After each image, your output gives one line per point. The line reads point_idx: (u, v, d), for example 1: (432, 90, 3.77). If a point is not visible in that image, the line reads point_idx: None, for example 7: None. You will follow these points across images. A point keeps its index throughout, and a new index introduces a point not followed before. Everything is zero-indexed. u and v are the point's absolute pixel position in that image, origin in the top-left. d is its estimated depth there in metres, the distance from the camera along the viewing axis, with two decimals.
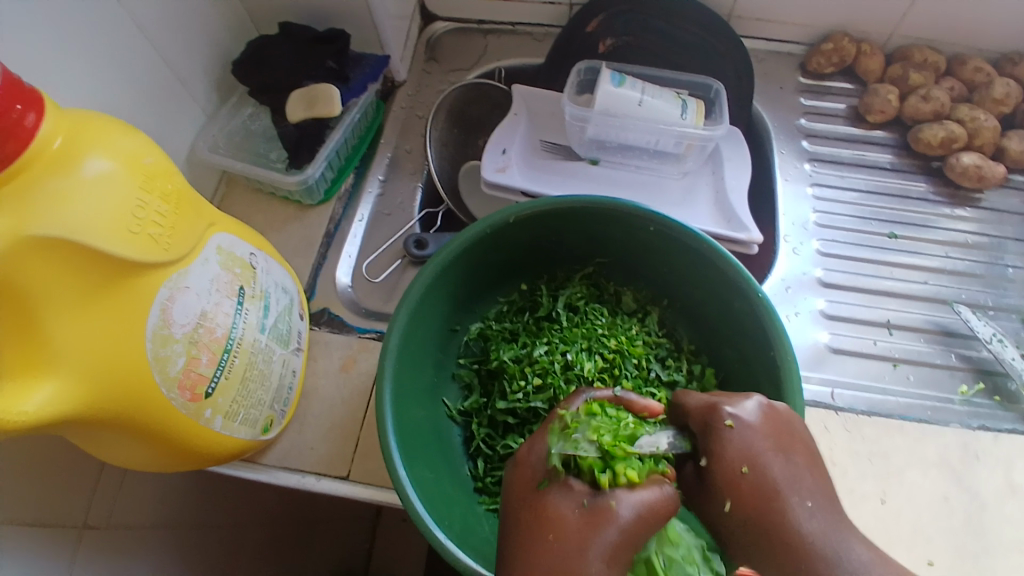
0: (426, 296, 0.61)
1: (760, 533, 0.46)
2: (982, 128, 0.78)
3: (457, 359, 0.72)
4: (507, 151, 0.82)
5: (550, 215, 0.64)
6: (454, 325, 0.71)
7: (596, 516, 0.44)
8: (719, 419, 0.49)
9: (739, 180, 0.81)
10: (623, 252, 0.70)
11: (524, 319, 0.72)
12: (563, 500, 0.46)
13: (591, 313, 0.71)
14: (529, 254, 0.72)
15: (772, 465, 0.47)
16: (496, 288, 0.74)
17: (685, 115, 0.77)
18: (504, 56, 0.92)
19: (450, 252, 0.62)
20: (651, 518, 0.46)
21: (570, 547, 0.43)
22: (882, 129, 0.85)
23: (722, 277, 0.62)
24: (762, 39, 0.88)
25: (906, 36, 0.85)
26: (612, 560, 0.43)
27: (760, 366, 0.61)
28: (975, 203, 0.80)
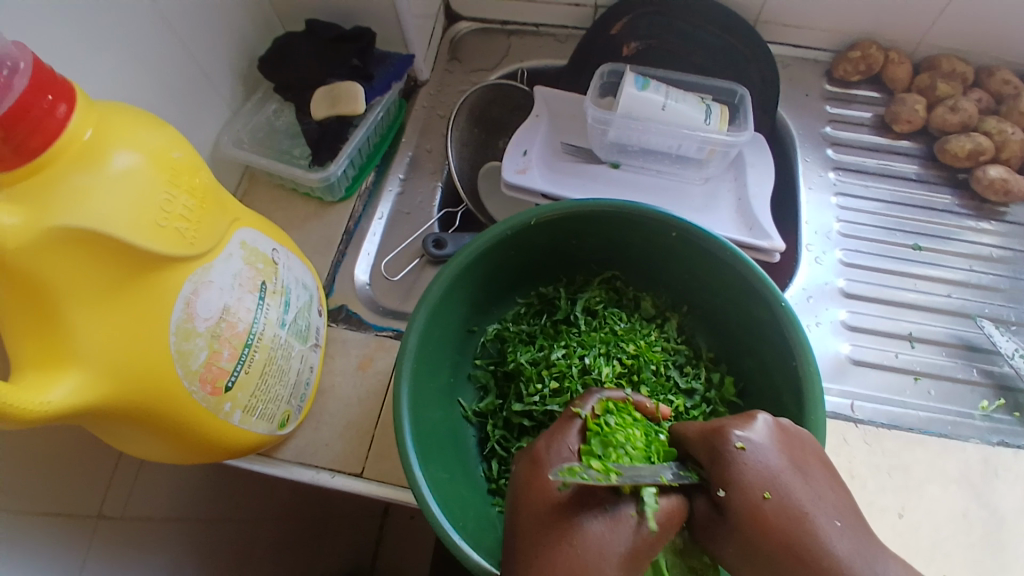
0: (445, 297, 0.61)
1: (792, 557, 0.42)
2: (1008, 141, 0.76)
3: (474, 360, 0.72)
4: (527, 153, 0.81)
5: (572, 218, 0.64)
6: (471, 326, 0.70)
7: (615, 521, 0.44)
8: (727, 443, 0.46)
9: (762, 187, 0.80)
10: (643, 257, 0.70)
11: (542, 322, 0.72)
12: (584, 505, 0.45)
13: (609, 317, 0.71)
14: (548, 257, 0.72)
15: (793, 486, 0.44)
16: (514, 290, 0.74)
17: (709, 119, 0.77)
18: (526, 57, 0.92)
19: (471, 252, 0.62)
20: (668, 524, 0.46)
21: (593, 553, 0.42)
22: (908, 139, 0.83)
23: (744, 284, 0.62)
24: (788, 45, 0.88)
25: (934, 45, 0.83)
26: (628, 565, 0.43)
27: (780, 376, 0.61)
28: (1002, 217, 0.79)
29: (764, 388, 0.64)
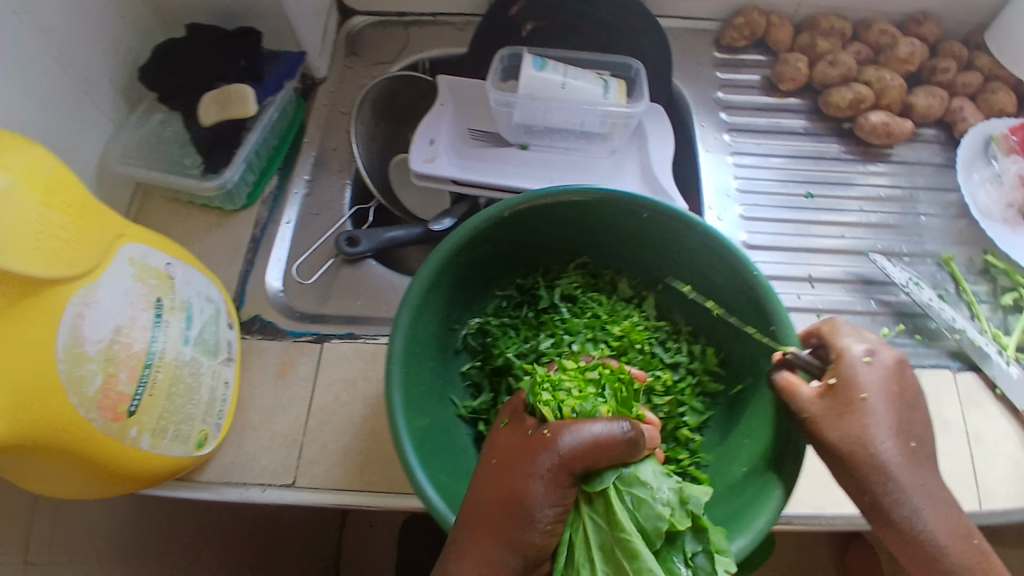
0: (426, 301, 0.61)
1: (852, 442, 0.52)
2: (888, 87, 0.81)
3: (460, 358, 0.71)
4: (435, 141, 0.80)
5: (543, 209, 0.65)
6: (454, 324, 0.69)
7: (532, 442, 0.50)
8: (859, 355, 0.56)
9: (662, 154, 0.82)
10: (613, 242, 0.70)
11: (524, 313, 0.72)
12: (514, 432, 0.52)
13: (589, 303, 0.71)
14: (526, 250, 0.71)
15: (887, 404, 0.54)
16: (493, 283, 0.73)
17: (607, 94, 0.79)
18: (427, 46, 0.91)
19: (446, 252, 0.61)
20: (595, 448, 0.49)
21: (506, 466, 0.49)
22: (795, 97, 0.87)
23: (716, 258, 0.63)
24: (676, 17, 0.91)
25: (812, 5, 0.88)
26: (546, 481, 0.47)
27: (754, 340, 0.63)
28: (887, 158, 0.84)
29: (742, 357, 0.65)
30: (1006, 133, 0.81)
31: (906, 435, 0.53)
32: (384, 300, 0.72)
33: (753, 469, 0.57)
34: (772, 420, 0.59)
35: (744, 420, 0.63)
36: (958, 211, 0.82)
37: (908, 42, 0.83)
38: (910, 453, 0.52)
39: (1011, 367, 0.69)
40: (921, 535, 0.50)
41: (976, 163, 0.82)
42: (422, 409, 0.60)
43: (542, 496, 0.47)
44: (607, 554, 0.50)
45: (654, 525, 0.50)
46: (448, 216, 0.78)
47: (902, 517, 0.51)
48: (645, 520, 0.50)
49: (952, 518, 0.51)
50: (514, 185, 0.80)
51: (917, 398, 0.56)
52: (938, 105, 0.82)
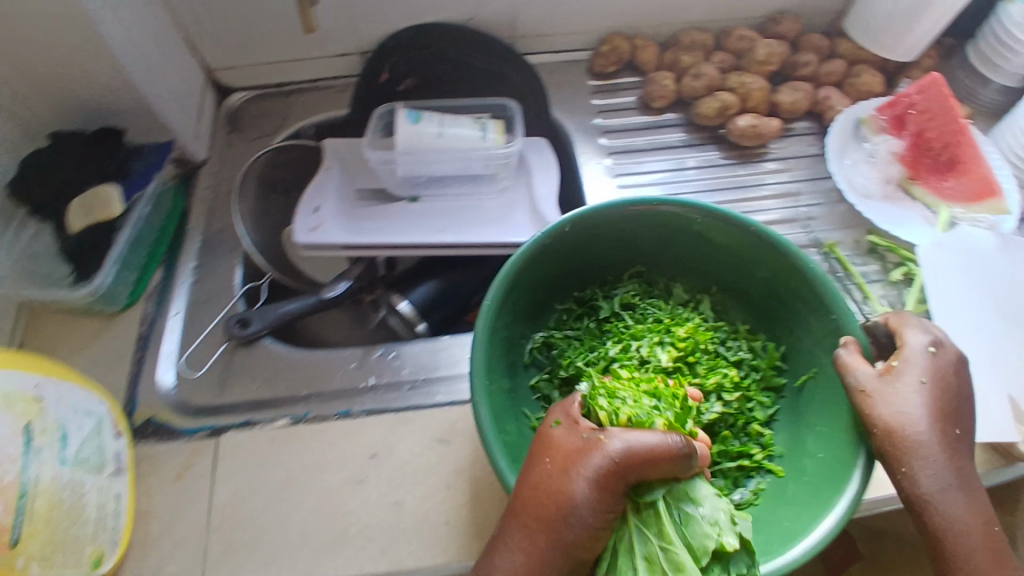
0: (495, 322, 0.63)
1: (909, 420, 0.55)
2: (750, 91, 0.84)
3: (529, 371, 0.73)
4: (320, 208, 0.80)
5: (603, 219, 0.68)
6: (518, 339, 0.71)
7: (587, 445, 0.53)
8: (928, 343, 0.59)
9: (547, 186, 0.83)
10: (661, 248, 0.72)
11: (587, 324, 0.74)
12: (568, 432, 0.56)
13: (648, 309, 0.72)
14: (578, 264, 0.73)
15: (935, 393, 0.56)
16: (554, 296, 0.75)
17: (486, 136, 0.80)
18: (309, 114, 0.89)
19: (510, 267, 0.63)
20: (643, 455, 0.52)
21: (558, 467, 0.53)
22: (670, 112, 0.89)
23: (765, 251, 0.65)
24: (547, 52, 0.93)
25: (673, 22, 0.90)
26: (597, 483, 0.51)
27: (826, 327, 0.63)
28: (765, 157, 0.86)
29: (810, 346, 0.66)
30: (874, 114, 0.83)
31: (950, 424, 0.56)
32: (280, 380, 0.69)
33: (834, 452, 0.60)
34: (849, 408, 0.60)
35: (821, 410, 0.64)
36: (839, 197, 0.84)
37: (765, 44, 0.85)
38: (951, 442, 0.55)
39: None
40: (945, 514, 0.53)
41: (851, 147, 0.83)
42: (502, 424, 0.62)
43: (589, 497, 0.51)
44: (651, 563, 0.54)
45: (701, 542, 0.54)
46: (343, 278, 0.77)
47: (928, 497, 0.53)
48: (692, 535, 0.55)
49: (976, 505, 0.53)
50: (406, 239, 0.78)
51: (966, 394, 0.58)
52: (804, 99, 0.85)
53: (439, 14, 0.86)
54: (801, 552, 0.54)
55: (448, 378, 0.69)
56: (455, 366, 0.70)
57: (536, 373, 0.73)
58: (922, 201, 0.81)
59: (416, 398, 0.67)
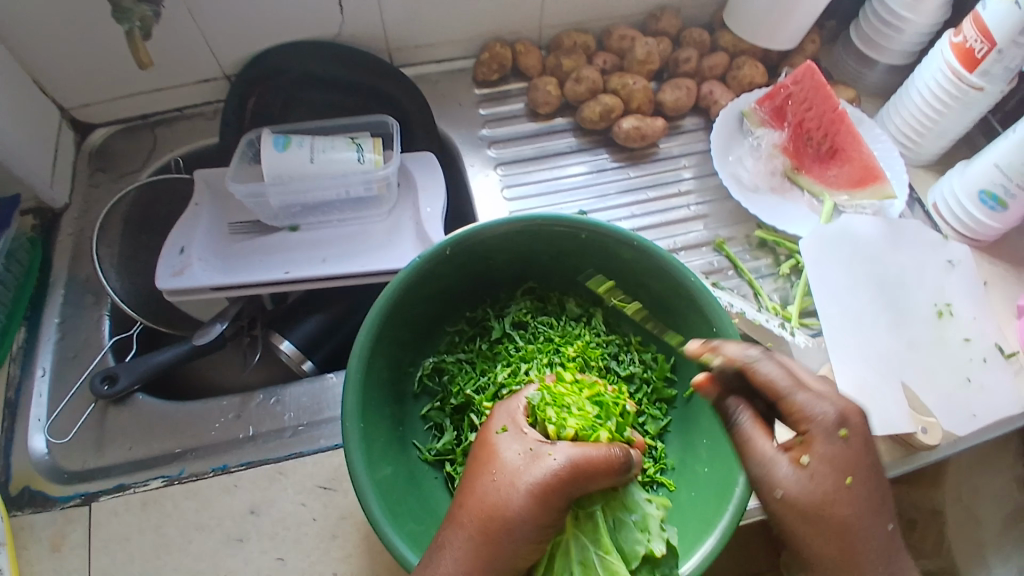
0: (370, 359, 0.59)
1: (813, 533, 0.47)
2: (632, 92, 0.82)
3: (419, 401, 0.67)
4: (187, 249, 0.76)
5: (486, 237, 0.64)
6: (405, 368, 0.66)
7: (534, 460, 0.51)
8: (834, 424, 0.49)
9: (432, 206, 0.80)
10: (552, 264, 0.69)
11: (477, 346, 0.68)
12: (512, 445, 0.53)
13: (540, 327, 0.68)
14: (466, 282, 0.68)
15: (866, 489, 0.48)
16: (443, 319, 0.70)
17: (362, 158, 0.77)
18: (176, 146, 0.85)
19: (390, 293, 0.60)
20: (587, 470, 0.51)
21: (505, 481, 0.50)
22: (559, 117, 0.87)
23: (650, 265, 0.63)
24: (429, 62, 0.89)
25: (554, 24, 0.88)
26: (539, 495, 0.49)
27: (707, 340, 0.61)
28: (654, 157, 0.85)
29: (696, 357, 0.64)
30: (755, 106, 0.82)
31: (882, 516, 0.48)
32: (157, 436, 0.67)
33: (715, 466, 0.59)
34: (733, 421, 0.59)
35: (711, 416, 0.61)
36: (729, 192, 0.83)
37: (643, 43, 0.84)
38: (888, 538, 0.48)
39: (796, 337, 0.71)
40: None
41: (734, 143, 0.82)
42: (383, 459, 0.59)
43: (529, 511, 0.49)
44: (585, 568, 0.56)
45: (632, 547, 0.56)
46: (218, 320, 0.74)
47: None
48: (625, 541, 0.56)
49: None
50: (279, 276, 0.76)
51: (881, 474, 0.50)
52: (686, 97, 0.84)
53: (305, 33, 0.81)
54: (701, 558, 0.54)
55: (331, 419, 0.68)
56: (338, 405, 0.69)
57: (427, 402, 0.67)
58: (808, 190, 0.80)
59: (297, 443, 0.67)
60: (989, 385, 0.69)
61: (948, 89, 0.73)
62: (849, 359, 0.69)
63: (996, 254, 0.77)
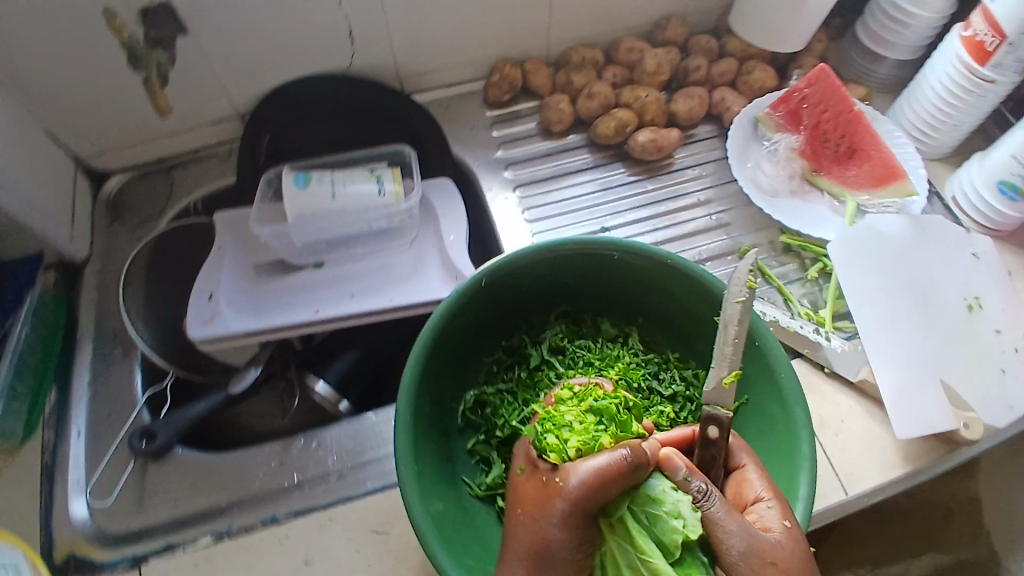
0: (417, 396, 0.59)
1: None
2: (645, 104, 0.82)
3: (464, 436, 0.67)
4: (216, 294, 0.77)
5: (520, 264, 0.64)
6: (448, 402, 0.66)
7: (549, 490, 0.52)
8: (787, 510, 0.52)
9: (456, 234, 0.80)
10: (584, 286, 0.69)
11: (517, 375, 0.68)
12: (530, 478, 0.54)
13: (579, 351, 0.68)
14: (501, 311, 0.68)
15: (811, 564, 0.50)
16: (480, 349, 0.69)
17: (382, 189, 0.77)
18: (195, 187, 0.84)
19: (432, 328, 0.60)
20: (601, 487, 0.50)
21: (530, 517, 0.52)
22: (572, 134, 0.87)
23: (685, 280, 0.64)
24: (439, 87, 0.89)
25: (561, 41, 0.88)
26: (569, 521, 0.50)
27: (750, 354, 0.62)
28: (671, 168, 0.85)
29: (740, 370, 0.64)
30: (769, 111, 0.82)
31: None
32: (201, 492, 0.66)
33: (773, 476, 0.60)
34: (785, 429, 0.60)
35: (758, 431, 0.63)
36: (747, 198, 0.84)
37: (654, 54, 0.84)
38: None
39: (832, 342, 0.73)
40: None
41: (750, 148, 0.82)
42: (439, 497, 0.59)
43: (566, 537, 0.50)
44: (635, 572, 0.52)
45: (670, 538, 0.52)
46: (250, 367, 0.75)
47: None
48: (662, 534, 0.52)
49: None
50: (307, 316, 0.76)
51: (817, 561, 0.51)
52: (698, 105, 0.84)
53: (318, 66, 0.82)
54: None
55: (373, 459, 0.69)
56: (379, 444, 0.69)
57: (472, 436, 0.67)
58: (828, 191, 0.80)
59: (345, 488, 0.67)
60: (1023, 375, 0.69)
61: (961, 84, 0.74)
62: (884, 358, 0.69)
63: (1017, 244, 0.78)
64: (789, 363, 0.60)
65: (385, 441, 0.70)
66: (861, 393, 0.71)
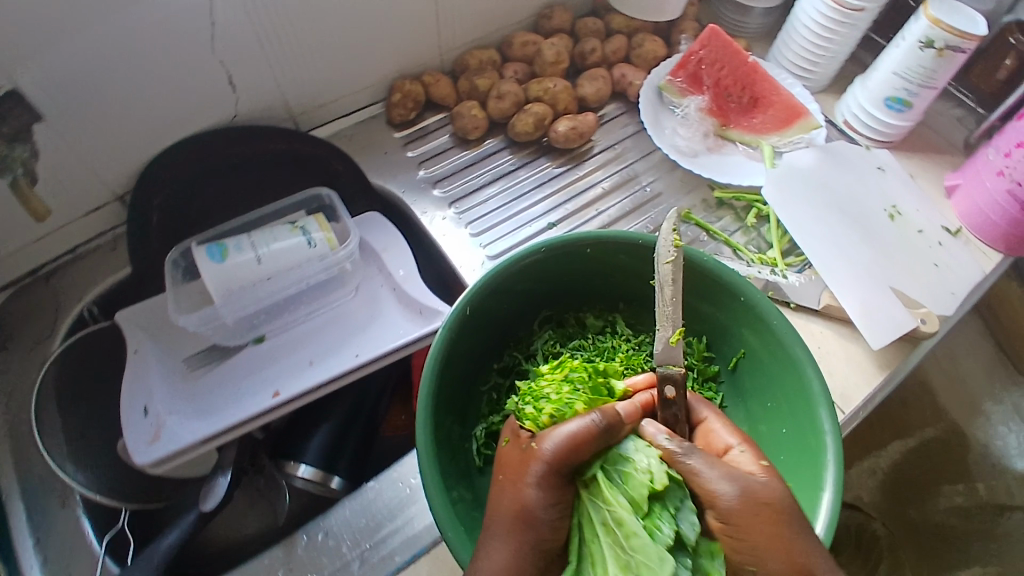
0: (437, 454, 0.54)
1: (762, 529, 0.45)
2: (557, 94, 0.82)
3: (486, 474, 0.62)
4: (151, 407, 0.65)
5: (496, 282, 0.60)
6: (460, 445, 0.61)
7: (524, 457, 0.48)
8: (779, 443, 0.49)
9: (405, 266, 0.75)
10: (561, 288, 0.67)
11: (520, 395, 0.65)
12: (511, 447, 0.51)
13: (575, 353, 0.66)
14: (486, 335, 0.64)
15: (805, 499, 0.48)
16: (475, 381, 0.65)
17: (310, 240, 0.69)
18: (86, 289, 0.73)
19: (431, 374, 0.55)
20: (578, 447, 0.48)
21: (504, 484, 0.48)
22: (489, 138, 0.85)
23: (660, 258, 0.63)
24: (338, 118, 0.84)
25: (453, 47, 0.86)
26: (547, 482, 0.47)
27: (738, 311, 0.62)
28: (592, 151, 0.85)
29: (729, 327, 0.64)
30: (670, 78, 0.86)
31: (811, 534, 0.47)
32: None
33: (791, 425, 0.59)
34: (785, 377, 0.59)
35: (759, 386, 0.62)
36: (670, 164, 0.86)
37: (550, 44, 0.84)
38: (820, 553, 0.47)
39: (789, 278, 0.75)
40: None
41: (662, 116, 0.85)
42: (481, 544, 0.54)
43: (544, 502, 0.46)
44: (606, 527, 0.47)
45: (637, 492, 0.48)
46: (219, 473, 0.68)
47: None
48: (630, 488, 0.48)
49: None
50: (268, 402, 0.67)
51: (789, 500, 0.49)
52: (605, 85, 0.85)
53: (203, 122, 0.73)
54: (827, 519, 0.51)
55: (392, 531, 0.61)
56: (393, 513, 0.62)
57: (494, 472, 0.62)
58: (740, 141, 0.85)
59: (371, 573, 0.59)
60: (954, 262, 0.76)
61: (834, 17, 0.79)
62: (841, 281, 0.74)
63: (908, 150, 0.86)
64: (781, 313, 0.59)
65: (400, 507, 0.62)
66: (826, 318, 0.73)
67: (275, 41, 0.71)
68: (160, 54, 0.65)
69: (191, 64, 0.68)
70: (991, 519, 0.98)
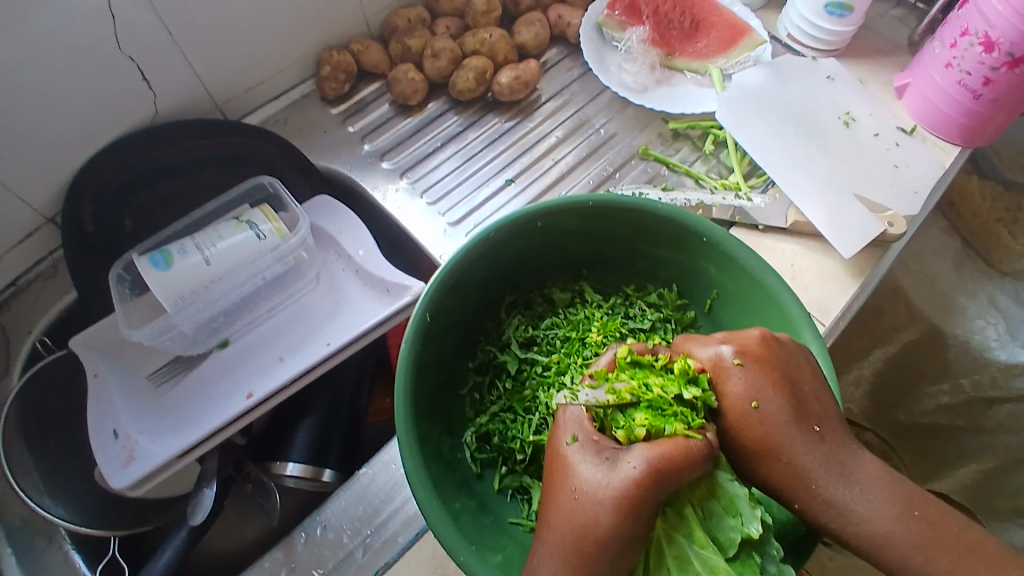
0: (428, 469, 0.50)
1: (758, 461, 0.46)
2: (494, 45, 0.79)
3: (486, 478, 0.59)
4: (122, 430, 0.62)
5: (454, 275, 0.57)
6: (452, 455, 0.58)
7: (607, 475, 0.42)
8: (734, 363, 0.48)
9: (365, 246, 0.72)
10: (519, 268, 0.65)
11: (502, 388, 0.62)
12: (584, 458, 0.44)
13: (549, 333, 0.63)
14: (451, 331, 0.62)
15: (777, 400, 0.46)
16: (452, 385, 0.63)
17: (258, 232, 0.65)
18: (31, 323, 0.69)
19: (403, 378, 0.52)
20: (671, 473, 0.42)
21: (587, 505, 0.42)
22: (431, 102, 0.82)
23: (616, 214, 0.60)
24: (269, 101, 0.80)
25: (378, 9, 0.82)
26: (624, 516, 0.41)
27: (702, 250, 0.59)
28: (539, 101, 0.83)
29: (695, 267, 0.62)
30: (608, 13, 0.84)
31: (805, 420, 0.45)
32: None
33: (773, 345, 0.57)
34: (763, 314, 0.58)
35: (738, 324, 0.60)
36: (621, 103, 0.84)
37: None
38: (821, 444, 0.45)
39: (754, 200, 0.73)
40: (848, 530, 0.43)
41: (605, 54, 0.84)
42: (496, 550, 0.51)
43: (617, 532, 0.41)
44: (685, 564, 0.44)
45: (728, 535, 0.45)
46: (204, 485, 0.65)
47: (836, 525, 0.43)
48: (718, 531, 0.45)
49: (883, 505, 0.43)
50: (242, 405, 0.64)
51: (796, 412, 0.46)
52: (542, 29, 0.83)
53: (125, 125, 0.68)
54: None
55: (391, 513, 0.59)
56: (390, 495, 0.60)
57: (494, 474, 0.59)
58: (688, 69, 0.84)
59: (375, 558, 0.57)
60: (912, 159, 0.76)
61: None
62: (806, 199, 0.72)
63: (857, 54, 0.85)
64: (743, 242, 0.57)
65: (395, 489, 0.60)
66: (796, 236, 0.72)
67: (185, 27, 0.66)
68: (60, 59, 0.60)
69: (99, 63, 0.63)
70: (978, 413, 0.94)
